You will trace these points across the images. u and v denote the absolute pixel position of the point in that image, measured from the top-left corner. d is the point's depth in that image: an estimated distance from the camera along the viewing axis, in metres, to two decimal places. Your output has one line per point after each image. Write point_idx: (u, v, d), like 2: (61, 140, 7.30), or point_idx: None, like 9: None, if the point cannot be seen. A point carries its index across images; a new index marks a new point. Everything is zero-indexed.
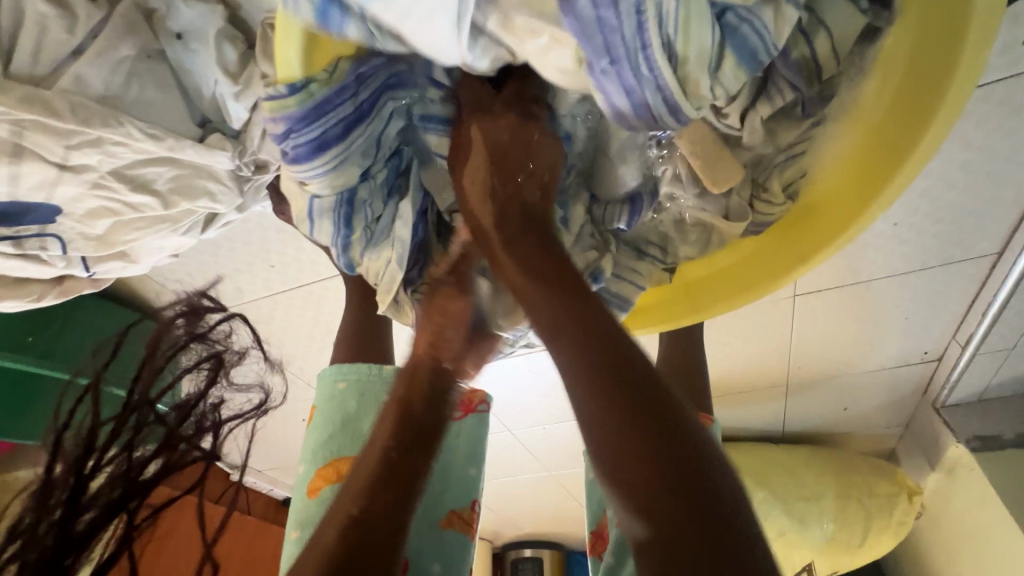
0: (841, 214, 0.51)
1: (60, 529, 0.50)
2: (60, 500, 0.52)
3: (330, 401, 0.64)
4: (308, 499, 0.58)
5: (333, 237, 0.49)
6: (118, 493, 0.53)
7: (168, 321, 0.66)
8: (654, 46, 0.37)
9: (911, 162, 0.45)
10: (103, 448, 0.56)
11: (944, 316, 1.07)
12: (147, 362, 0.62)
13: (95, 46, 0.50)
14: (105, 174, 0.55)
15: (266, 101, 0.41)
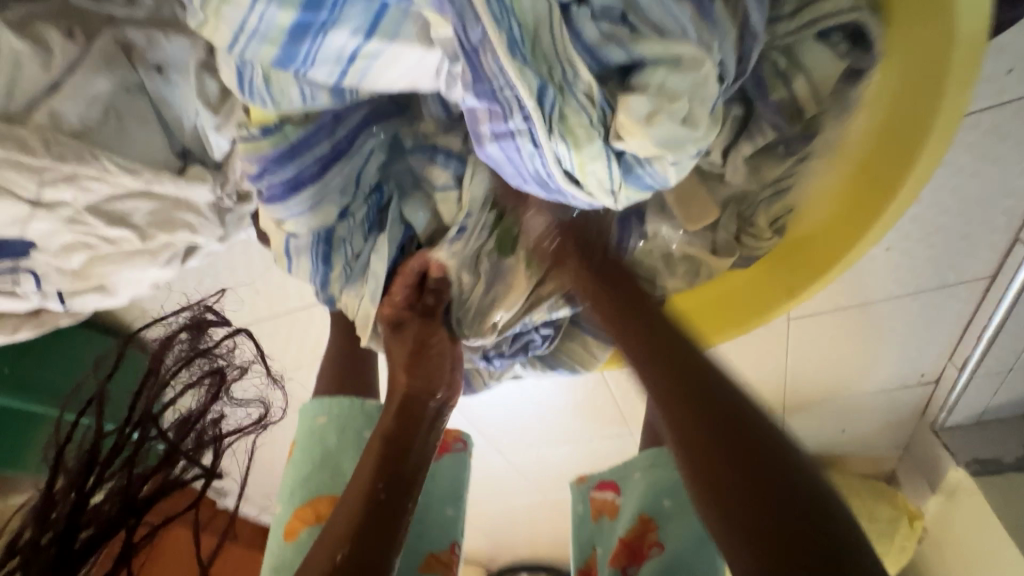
0: (835, 245, 0.49)
1: (60, 546, 0.45)
2: (60, 517, 0.47)
3: (310, 436, 0.62)
4: (285, 542, 0.56)
5: (312, 274, 0.48)
6: (116, 514, 0.48)
7: (170, 336, 0.58)
8: (554, 175, 0.37)
9: (904, 191, 0.44)
10: (103, 464, 0.50)
11: (939, 339, 1.06)
12: (149, 377, 0.55)
13: (71, 82, 0.49)
14: (81, 209, 0.54)
15: (241, 143, 0.42)
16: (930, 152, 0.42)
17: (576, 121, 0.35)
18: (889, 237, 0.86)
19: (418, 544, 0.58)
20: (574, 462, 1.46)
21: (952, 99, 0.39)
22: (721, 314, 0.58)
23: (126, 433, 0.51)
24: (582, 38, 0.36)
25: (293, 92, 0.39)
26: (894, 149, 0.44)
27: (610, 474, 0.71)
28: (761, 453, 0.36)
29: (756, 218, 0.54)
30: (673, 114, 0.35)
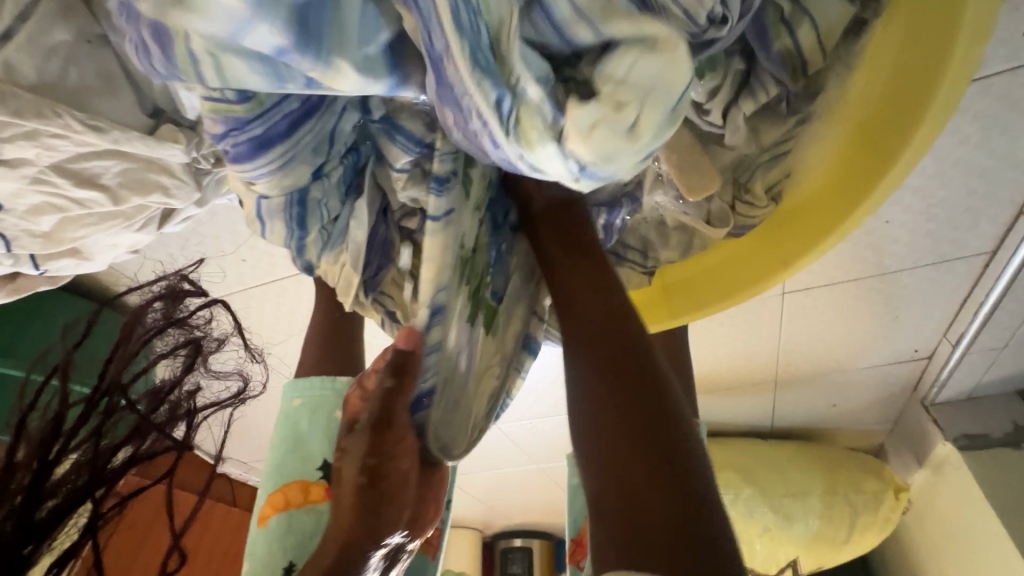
0: (835, 210, 0.47)
1: (18, 519, 0.45)
2: (19, 489, 0.46)
3: (285, 419, 0.61)
4: (257, 528, 0.57)
5: (287, 239, 0.46)
6: (83, 485, 0.48)
7: (144, 303, 0.58)
8: (517, 165, 0.36)
9: (908, 157, 0.41)
10: (70, 433, 0.50)
11: (935, 315, 1.05)
12: (121, 345, 0.54)
13: (25, 30, 0.46)
14: (46, 169, 0.51)
15: (205, 102, 0.37)
16: (937, 112, 0.39)
17: (530, 121, 0.34)
18: (891, 210, 0.84)
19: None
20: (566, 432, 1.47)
21: (963, 52, 0.36)
22: (720, 284, 0.57)
23: (91, 402, 0.51)
24: (550, 16, 0.35)
25: (244, 76, 0.34)
26: (898, 111, 0.41)
27: None
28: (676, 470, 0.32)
29: (752, 183, 0.52)
30: (617, 124, 0.34)
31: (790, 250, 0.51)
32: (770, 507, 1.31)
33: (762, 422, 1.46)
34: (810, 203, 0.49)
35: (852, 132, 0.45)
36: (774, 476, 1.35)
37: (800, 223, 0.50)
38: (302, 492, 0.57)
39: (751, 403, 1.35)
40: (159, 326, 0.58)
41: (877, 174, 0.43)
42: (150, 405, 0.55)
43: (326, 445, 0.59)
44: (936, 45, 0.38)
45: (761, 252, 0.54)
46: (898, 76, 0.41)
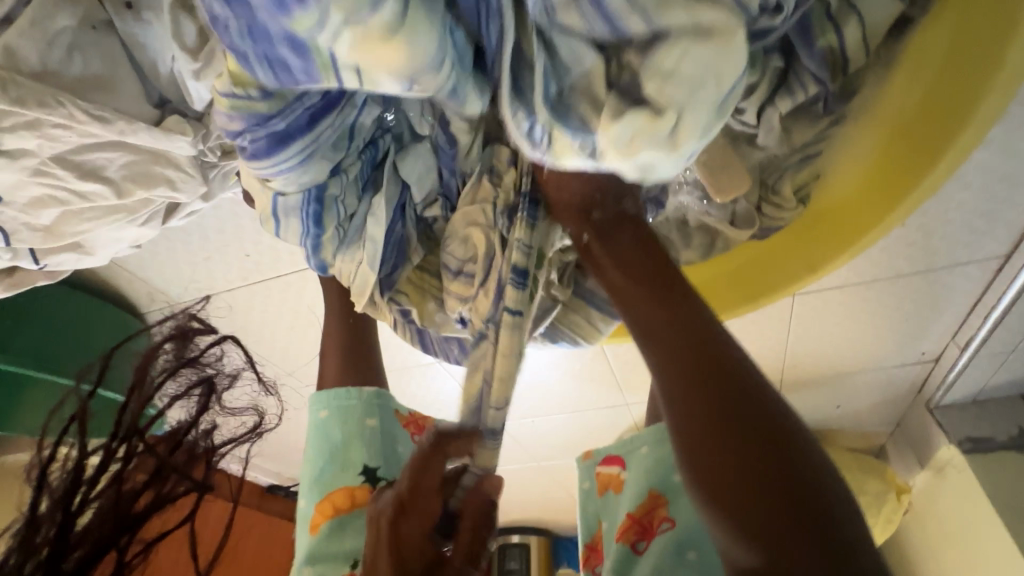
0: (869, 214, 0.46)
1: (44, 570, 0.45)
2: (46, 540, 0.47)
3: (316, 430, 0.66)
4: (309, 536, 0.62)
5: (302, 237, 0.44)
6: (106, 529, 0.49)
7: (155, 348, 0.59)
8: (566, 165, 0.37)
9: (946, 162, 0.40)
10: (91, 480, 0.51)
11: (945, 319, 1.04)
12: (135, 391, 0.56)
13: (28, 16, 0.44)
14: (48, 160, 0.49)
15: (224, 99, 0.35)
16: (982, 118, 0.38)
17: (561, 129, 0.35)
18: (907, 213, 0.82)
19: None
20: (568, 431, 1.47)
21: (1017, 58, 0.36)
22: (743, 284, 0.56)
23: (109, 447, 0.52)
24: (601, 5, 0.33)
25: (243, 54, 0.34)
26: (936, 115, 0.40)
27: (615, 450, 0.75)
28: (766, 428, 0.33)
29: (779, 185, 0.50)
30: (655, 133, 0.32)
31: (817, 252, 0.50)
32: None
33: None
34: (838, 208, 0.48)
35: (886, 137, 0.44)
36: None
37: (830, 227, 0.49)
38: (348, 496, 0.62)
39: None
40: (172, 367, 0.58)
41: (914, 180, 0.42)
42: (168, 449, 0.56)
43: (364, 451, 0.64)
44: (993, 53, 0.37)
45: (793, 249, 0.52)
46: (947, 77, 0.39)
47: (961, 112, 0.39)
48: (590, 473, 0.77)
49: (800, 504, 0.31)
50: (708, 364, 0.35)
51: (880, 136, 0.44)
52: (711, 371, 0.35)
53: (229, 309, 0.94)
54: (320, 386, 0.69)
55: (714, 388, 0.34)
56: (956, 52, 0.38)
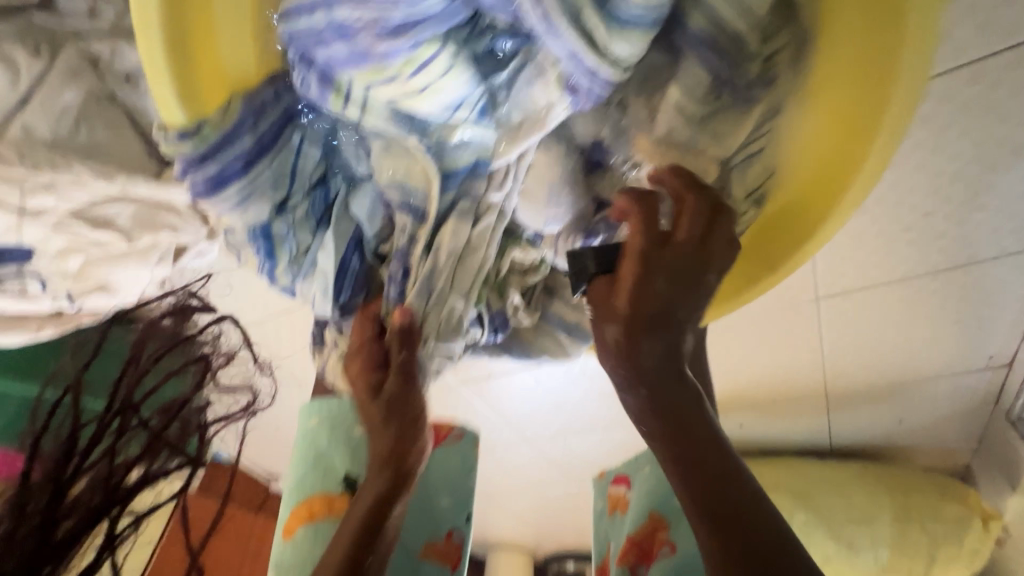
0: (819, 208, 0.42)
1: (40, 536, 0.57)
2: (37, 510, 0.59)
3: (306, 436, 0.70)
4: (285, 542, 0.65)
5: (259, 267, 0.49)
6: (96, 503, 0.60)
7: (154, 323, 0.74)
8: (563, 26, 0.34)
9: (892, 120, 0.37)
10: (82, 454, 0.63)
11: (1008, 316, 0.92)
12: (133, 365, 0.71)
13: (39, 96, 0.51)
14: (65, 216, 0.57)
15: (161, 145, 0.40)
16: (907, 83, 0.35)
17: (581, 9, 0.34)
18: (929, 202, 0.74)
19: (415, 534, 0.66)
20: (603, 446, 1.46)
21: (915, 23, 0.34)
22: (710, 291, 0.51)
23: (105, 422, 0.65)
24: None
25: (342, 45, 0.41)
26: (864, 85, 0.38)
27: (625, 469, 0.77)
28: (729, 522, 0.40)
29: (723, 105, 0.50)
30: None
31: (773, 253, 0.46)
32: (832, 535, 1.19)
33: (819, 441, 1.34)
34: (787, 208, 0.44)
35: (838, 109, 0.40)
36: (835, 500, 1.23)
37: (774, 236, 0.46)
38: (324, 503, 0.65)
39: (803, 420, 1.24)
40: (170, 338, 0.74)
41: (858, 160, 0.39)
42: (160, 422, 0.68)
43: (347, 459, 0.67)
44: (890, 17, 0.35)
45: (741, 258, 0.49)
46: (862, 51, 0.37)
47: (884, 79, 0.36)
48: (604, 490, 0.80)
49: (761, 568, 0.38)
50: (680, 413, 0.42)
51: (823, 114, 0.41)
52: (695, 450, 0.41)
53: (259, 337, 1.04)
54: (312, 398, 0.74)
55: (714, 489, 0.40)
56: (867, 11, 0.36)
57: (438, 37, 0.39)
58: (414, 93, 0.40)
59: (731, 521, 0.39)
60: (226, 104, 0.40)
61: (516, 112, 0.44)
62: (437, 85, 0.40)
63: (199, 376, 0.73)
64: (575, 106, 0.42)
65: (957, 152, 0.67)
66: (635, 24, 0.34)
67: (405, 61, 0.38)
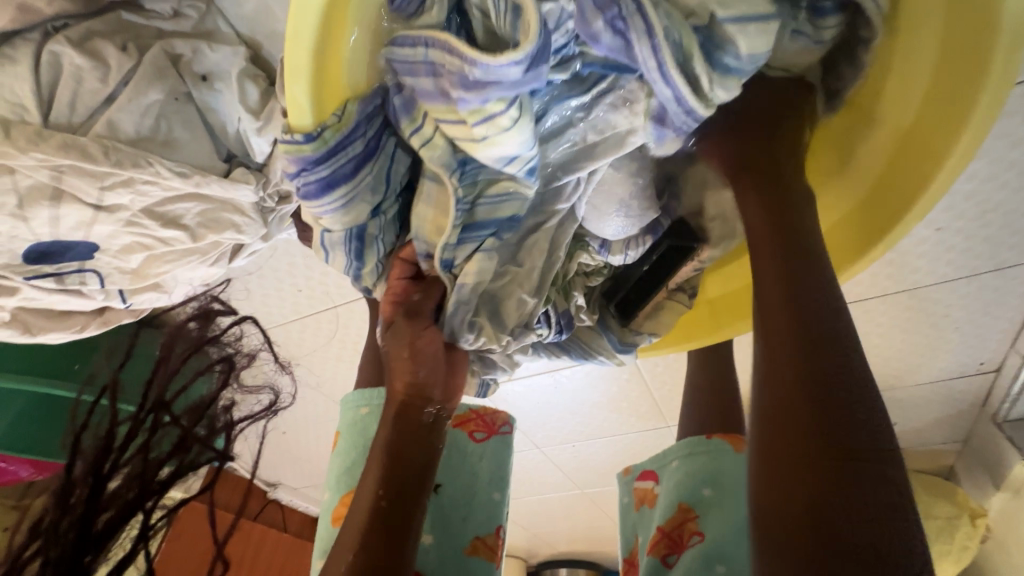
0: (899, 203, 0.47)
1: (80, 527, 0.55)
2: (79, 501, 0.57)
3: (354, 425, 0.70)
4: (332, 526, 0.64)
5: (346, 267, 0.49)
6: (132, 497, 0.58)
7: (183, 324, 0.73)
8: (670, 66, 0.38)
9: (973, 129, 0.41)
10: (119, 449, 0.60)
11: (1001, 325, 1.00)
12: (162, 365, 0.68)
13: (125, 93, 0.52)
14: (138, 213, 0.57)
15: (282, 144, 0.42)
16: (987, 104, 0.40)
17: (693, 56, 0.39)
18: (940, 217, 0.81)
19: (465, 528, 0.64)
20: (609, 450, 1.49)
21: (1004, 54, 0.38)
22: None
23: (140, 418, 0.62)
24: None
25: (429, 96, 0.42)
26: (948, 97, 0.42)
27: (650, 464, 0.77)
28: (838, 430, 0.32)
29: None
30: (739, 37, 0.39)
31: (851, 243, 0.50)
32: None
33: None
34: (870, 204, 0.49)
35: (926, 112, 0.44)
36: None
37: (865, 220, 0.50)
38: None
39: None
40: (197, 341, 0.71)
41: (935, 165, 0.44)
42: (190, 420, 0.65)
43: None
44: (976, 51, 0.40)
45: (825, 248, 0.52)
46: (947, 72, 0.42)
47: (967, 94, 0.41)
48: (629, 487, 0.80)
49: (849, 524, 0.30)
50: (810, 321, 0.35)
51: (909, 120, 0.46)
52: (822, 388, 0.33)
53: (284, 339, 1.03)
54: (355, 389, 0.74)
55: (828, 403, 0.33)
56: (952, 40, 0.41)
57: (507, 98, 0.39)
58: (473, 141, 0.41)
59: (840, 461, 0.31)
60: (342, 109, 0.42)
61: (593, 133, 0.48)
62: (495, 138, 0.41)
63: (223, 375, 0.69)
64: (658, 137, 0.45)
65: (971, 173, 0.74)
66: (736, 72, 0.40)
67: (471, 111, 0.39)
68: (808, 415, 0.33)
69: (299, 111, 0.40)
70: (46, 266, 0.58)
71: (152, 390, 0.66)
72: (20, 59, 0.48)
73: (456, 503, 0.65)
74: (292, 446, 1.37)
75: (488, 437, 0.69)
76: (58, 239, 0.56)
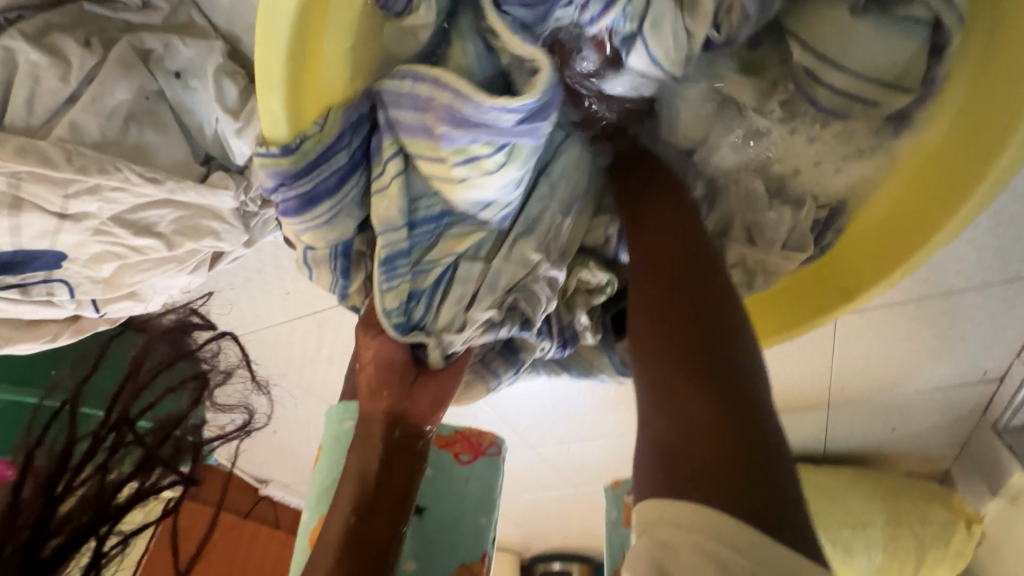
0: (908, 241, 0.46)
1: (27, 553, 0.52)
2: (26, 523, 0.53)
3: (336, 441, 0.62)
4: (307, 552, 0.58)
5: (332, 287, 0.45)
6: (87, 522, 0.55)
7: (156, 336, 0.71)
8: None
9: (1015, 148, 0.40)
10: (75, 469, 0.58)
11: (1008, 335, 0.98)
12: (130, 380, 0.66)
13: (90, 92, 0.47)
14: (107, 221, 0.53)
15: (256, 158, 0.37)
16: (1014, 148, 0.40)
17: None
18: None
19: (452, 554, 0.61)
20: (603, 451, 1.47)
21: None
22: (824, 295, 0.52)
23: (100, 437, 0.60)
24: None
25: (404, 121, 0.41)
26: (989, 121, 0.41)
27: None
28: (727, 402, 0.35)
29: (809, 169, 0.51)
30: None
31: (881, 258, 0.49)
32: (828, 539, 1.24)
33: (814, 447, 1.39)
34: (892, 223, 0.48)
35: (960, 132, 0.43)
36: (832, 505, 1.27)
37: (884, 237, 0.48)
38: None
39: (803, 427, 1.28)
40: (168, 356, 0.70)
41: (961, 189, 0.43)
42: (155, 440, 0.64)
43: None
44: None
45: (854, 263, 0.51)
46: (993, 93, 0.41)
47: (1009, 118, 0.40)
48: (616, 502, 0.79)
49: (734, 465, 0.32)
50: (704, 317, 0.40)
51: (940, 143, 0.45)
52: (703, 368, 0.37)
53: (271, 342, 1.00)
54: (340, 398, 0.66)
55: (715, 379, 0.36)
56: (999, 64, 0.40)
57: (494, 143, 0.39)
58: (451, 181, 0.41)
59: (731, 417, 0.34)
60: (324, 118, 0.38)
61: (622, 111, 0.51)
62: (476, 180, 0.41)
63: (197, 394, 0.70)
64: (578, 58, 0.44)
65: None
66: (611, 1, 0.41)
67: (454, 150, 0.39)
68: (692, 382, 0.36)
69: (272, 113, 0.35)
70: (9, 276, 0.54)
71: (117, 404, 0.64)
72: None
73: (441, 525, 0.62)
74: (281, 446, 1.34)
75: (476, 458, 0.67)
76: (21, 249, 0.52)
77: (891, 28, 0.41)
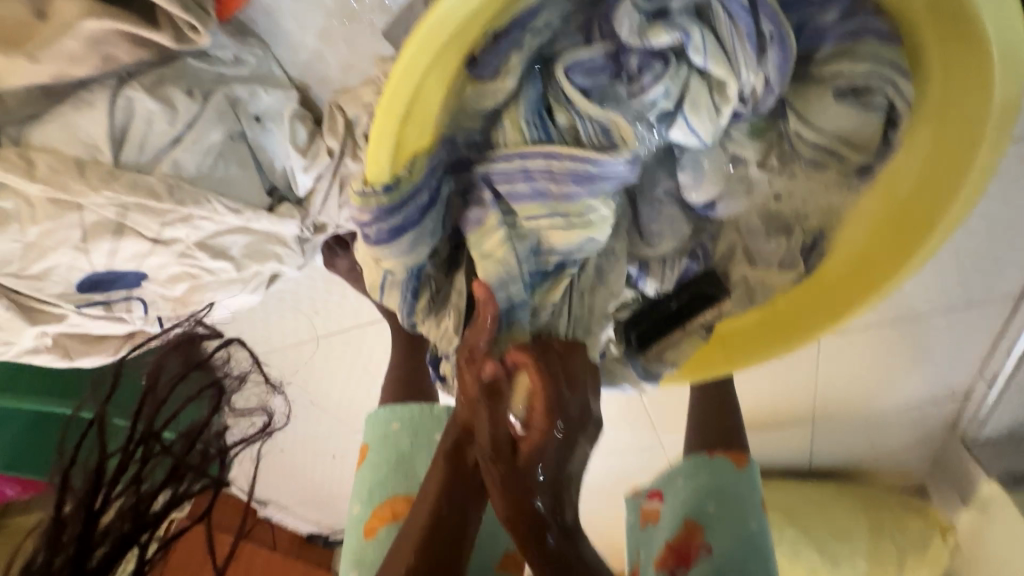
0: (888, 259, 0.55)
1: (75, 565, 0.51)
2: (71, 539, 0.52)
3: (384, 439, 0.69)
4: (365, 540, 0.63)
5: (401, 305, 0.53)
6: (127, 532, 0.54)
7: (164, 350, 0.64)
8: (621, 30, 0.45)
9: (968, 190, 0.49)
10: (111, 482, 0.55)
11: (970, 354, 1.09)
12: (148, 393, 0.60)
13: (190, 134, 0.55)
14: (191, 245, 0.59)
15: (358, 195, 0.45)
16: (962, 200, 0.50)
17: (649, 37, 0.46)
18: None
19: (495, 544, 0.67)
20: None
21: (993, 128, 0.45)
22: (812, 313, 0.60)
23: (129, 450, 0.57)
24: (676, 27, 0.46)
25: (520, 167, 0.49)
26: (951, 164, 0.49)
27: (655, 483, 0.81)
28: None
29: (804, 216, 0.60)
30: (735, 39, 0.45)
31: (871, 279, 0.56)
32: (816, 550, 1.31)
33: (800, 462, 1.47)
34: (875, 247, 0.56)
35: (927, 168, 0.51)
36: (818, 517, 1.35)
37: (866, 262, 0.57)
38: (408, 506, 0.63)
39: (790, 442, 1.37)
40: (182, 366, 0.64)
41: (932, 224, 0.52)
42: (184, 446, 0.61)
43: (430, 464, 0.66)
44: (969, 126, 0.46)
45: (841, 284, 0.58)
46: (943, 138, 0.49)
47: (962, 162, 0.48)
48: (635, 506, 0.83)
49: None
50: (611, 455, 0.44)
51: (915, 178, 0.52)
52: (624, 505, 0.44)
53: (294, 359, 1.05)
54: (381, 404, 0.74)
55: None
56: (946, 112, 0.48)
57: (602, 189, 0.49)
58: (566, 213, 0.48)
59: None
60: (413, 163, 0.46)
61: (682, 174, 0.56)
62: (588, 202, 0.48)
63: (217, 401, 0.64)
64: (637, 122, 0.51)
65: None
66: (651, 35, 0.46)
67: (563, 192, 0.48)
68: None
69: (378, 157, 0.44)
70: (96, 294, 0.60)
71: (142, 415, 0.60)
72: (97, 102, 0.51)
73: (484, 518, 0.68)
74: (289, 465, 1.36)
75: None
76: (111, 270, 0.58)
77: (860, 111, 0.50)
